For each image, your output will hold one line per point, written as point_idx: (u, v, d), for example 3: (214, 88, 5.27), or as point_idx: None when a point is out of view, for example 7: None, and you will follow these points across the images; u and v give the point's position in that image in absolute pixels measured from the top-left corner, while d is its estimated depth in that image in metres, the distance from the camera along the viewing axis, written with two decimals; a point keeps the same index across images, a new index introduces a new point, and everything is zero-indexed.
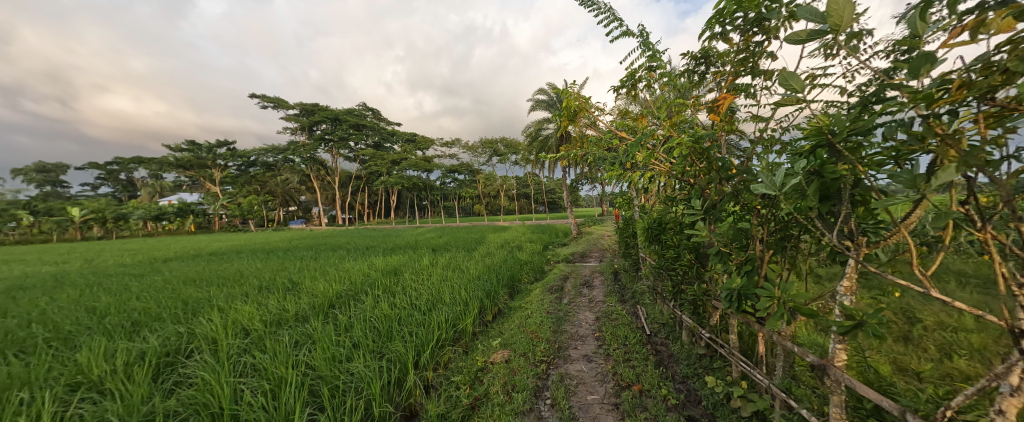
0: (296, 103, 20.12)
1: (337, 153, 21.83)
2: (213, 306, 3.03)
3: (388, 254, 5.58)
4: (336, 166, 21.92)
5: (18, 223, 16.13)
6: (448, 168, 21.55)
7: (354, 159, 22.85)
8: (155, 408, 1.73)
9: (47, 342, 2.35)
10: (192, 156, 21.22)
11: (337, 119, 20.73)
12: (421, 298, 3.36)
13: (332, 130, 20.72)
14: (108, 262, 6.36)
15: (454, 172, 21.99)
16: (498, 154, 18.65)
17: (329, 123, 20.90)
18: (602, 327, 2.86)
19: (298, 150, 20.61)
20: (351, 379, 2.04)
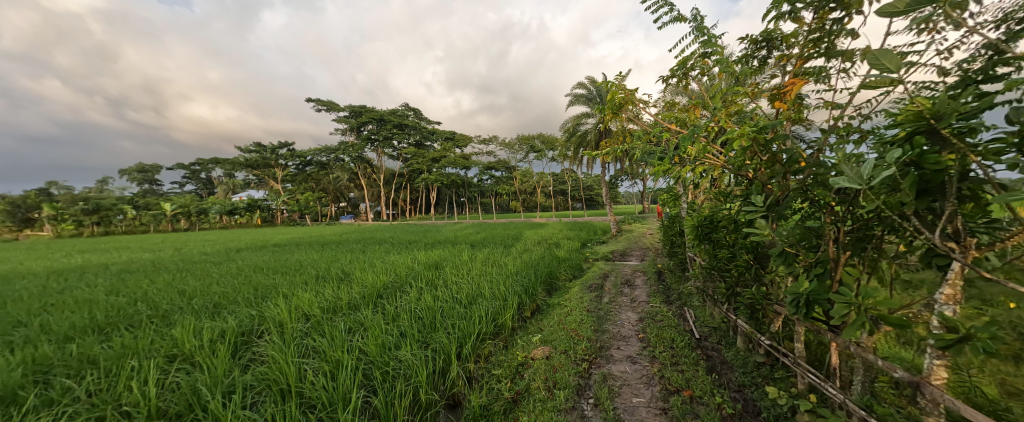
0: (346, 105, 21.41)
1: (382, 152, 22.93)
2: (279, 292, 3.32)
3: (430, 249, 5.78)
4: (381, 164, 23.04)
5: (122, 216, 18.66)
6: (486, 165, 21.87)
7: (397, 158, 23.90)
8: (235, 381, 1.93)
9: (150, 318, 2.72)
10: (258, 157, 23.32)
11: (382, 119, 21.74)
12: (463, 292, 3.46)
13: (378, 130, 21.80)
14: (192, 251, 7.19)
15: (491, 169, 22.25)
16: (535, 150, 18.63)
17: (375, 123, 21.97)
18: (646, 329, 2.77)
19: (347, 149, 21.94)
20: (400, 366, 2.14)
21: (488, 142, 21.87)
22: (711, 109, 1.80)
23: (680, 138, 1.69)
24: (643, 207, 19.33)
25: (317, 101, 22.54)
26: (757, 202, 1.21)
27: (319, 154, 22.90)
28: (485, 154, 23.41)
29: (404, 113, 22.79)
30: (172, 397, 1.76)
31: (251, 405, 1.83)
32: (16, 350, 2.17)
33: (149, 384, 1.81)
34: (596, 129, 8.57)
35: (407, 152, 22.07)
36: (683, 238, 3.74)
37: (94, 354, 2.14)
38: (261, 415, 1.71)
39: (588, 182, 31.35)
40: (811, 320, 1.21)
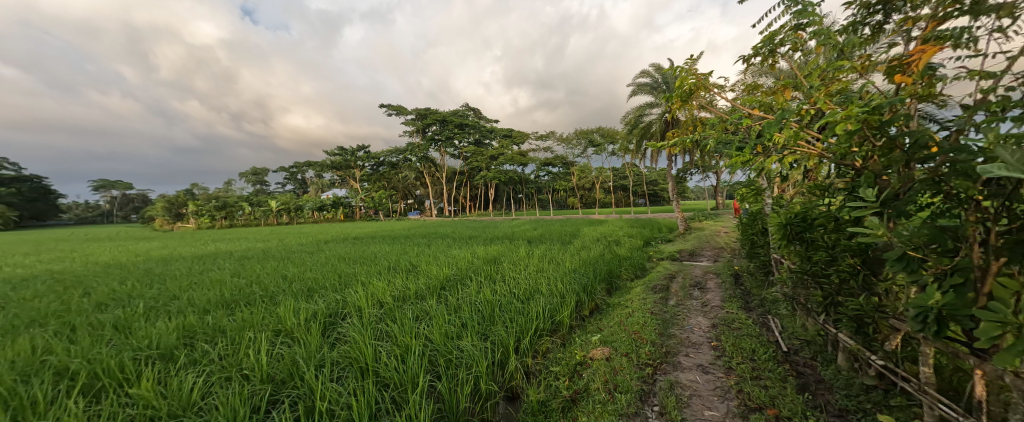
0: (412, 109, 22.89)
1: (444, 151, 24.07)
2: (358, 280, 3.68)
3: (490, 244, 5.95)
4: (444, 163, 24.20)
5: (240, 212, 22.29)
6: (543, 161, 21.82)
7: (458, 157, 24.90)
8: (324, 356, 2.18)
9: (260, 296, 3.19)
10: (339, 160, 26.01)
11: (444, 119, 22.77)
12: (521, 287, 3.51)
13: (440, 131, 22.95)
14: (290, 241, 8.29)
15: (548, 165, 22.11)
16: (594, 144, 18.10)
17: (438, 123, 23.05)
18: (720, 336, 2.55)
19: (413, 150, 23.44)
20: (462, 355, 2.25)
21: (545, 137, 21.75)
22: (807, 89, 1.60)
23: (765, 123, 1.53)
24: (716, 202, 17.68)
25: (387, 106, 24.42)
26: (867, 196, 1.05)
27: (388, 155, 24.72)
28: (542, 150, 23.34)
29: (464, 113, 23.64)
30: (278, 365, 2.05)
31: (337, 379, 2.05)
32: (170, 317, 2.71)
33: (260, 353, 2.13)
34: (661, 120, 8.05)
35: (467, 150, 22.88)
36: (766, 237, 3.36)
37: (222, 325, 2.58)
38: (344, 388, 1.91)
39: (652, 177, 29.63)
40: (945, 341, 1.01)
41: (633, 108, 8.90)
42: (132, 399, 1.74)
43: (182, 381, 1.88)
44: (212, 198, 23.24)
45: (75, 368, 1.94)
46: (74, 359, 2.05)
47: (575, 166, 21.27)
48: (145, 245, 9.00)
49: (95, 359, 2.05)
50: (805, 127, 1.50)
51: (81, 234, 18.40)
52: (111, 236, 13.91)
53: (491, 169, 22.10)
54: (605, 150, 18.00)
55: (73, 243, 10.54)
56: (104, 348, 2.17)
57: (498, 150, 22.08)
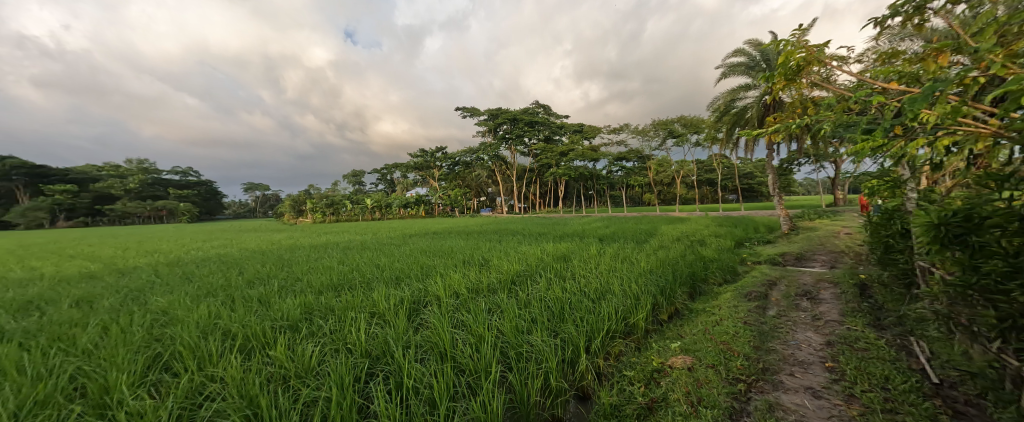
0: (486, 109, 23.81)
1: (515, 149, 24.55)
2: (436, 271, 3.99)
3: (559, 241, 5.93)
4: (515, 161, 24.70)
5: (342, 209, 25.76)
6: (616, 156, 20.82)
7: (529, 154, 25.21)
8: (410, 339, 2.42)
9: (357, 282, 3.67)
10: (421, 161, 28.32)
11: (516, 118, 23.20)
12: (592, 286, 3.44)
13: (511, 130, 23.45)
14: (380, 235, 9.33)
15: (623, 160, 21.01)
16: (675, 135, 16.69)
17: (509, 123, 23.58)
18: (837, 357, 2.16)
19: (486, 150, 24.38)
20: (532, 350, 2.29)
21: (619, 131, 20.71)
22: (977, 51, 1.26)
23: (908, 98, 1.28)
24: (834, 197, 14.77)
25: (463, 108, 25.87)
26: None
27: (464, 155, 26.10)
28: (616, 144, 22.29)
29: (535, 111, 23.79)
30: (373, 343, 2.35)
31: (420, 360, 2.25)
32: (294, 295, 3.28)
33: (359, 331, 2.46)
34: (759, 104, 7.07)
35: (538, 147, 22.99)
36: (907, 240, 2.72)
37: (330, 305, 3.04)
38: (427, 369, 2.10)
39: (746, 170, 26.21)
40: None
41: (723, 92, 7.97)
42: (270, 360, 2.16)
43: (304, 348, 2.27)
44: (324, 197, 27.30)
45: (234, 331, 2.49)
46: (234, 323, 2.63)
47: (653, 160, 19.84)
48: (274, 235, 11.04)
49: (246, 325, 2.60)
50: (970, 100, 1.20)
51: (231, 227, 23.22)
52: (253, 229, 17.33)
53: (563, 165, 21.81)
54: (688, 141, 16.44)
55: (226, 233, 13.43)
56: (252, 317, 2.74)
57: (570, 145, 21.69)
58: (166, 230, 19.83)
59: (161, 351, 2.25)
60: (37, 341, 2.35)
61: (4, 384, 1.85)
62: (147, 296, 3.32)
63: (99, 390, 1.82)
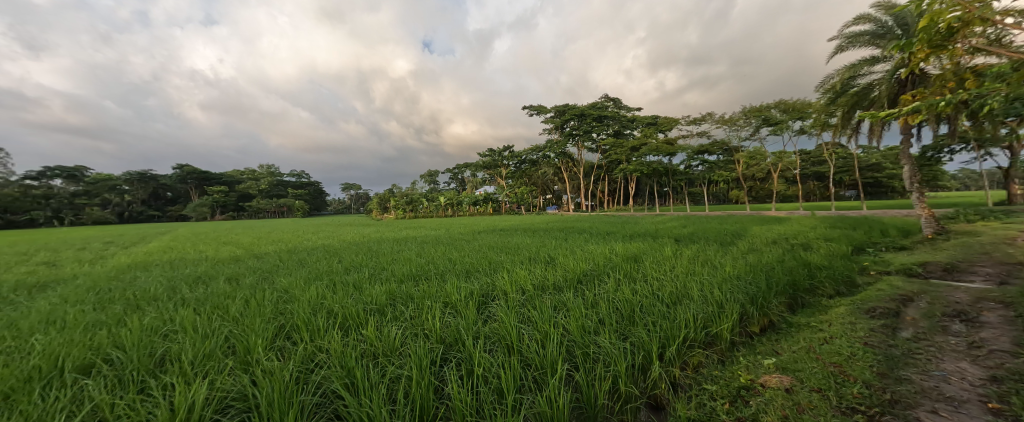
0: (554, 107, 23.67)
1: (583, 146, 24.00)
2: (504, 267, 4.13)
3: (629, 241, 5.66)
4: (584, 157, 24.14)
5: (420, 206, 28.03)
6: (695, 150, 18.99)
7: (598, 150, 24.46)
8: (480, 330, 2.57)
9: (433, 273, 3.99)
10: (492, 160, 29.35)
11: (583, 113, 22.65)
12: (665, 290, 3.23)
13: (578, 126, 22.95)
14: (452, 231, 9.96)
15: (703, 153, 19.05)
16: (771, 122, 14.57)
17: (576, 119, 23.17)
18: (1007, 398, 1.68)
19: (553, 147, 24.29)
20: (599, 352, 2.25)
21: (700, 121, 18.84)
22: None
23: None
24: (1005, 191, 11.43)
25: (531, 107, 26.21)
26: None
27: (532, 153, 26.33)
28: (697, 135, 20.33)
29: (604, 105, 23.01)
30: (447, 331, 2.55)
31: (489, 350, 2.38)
32: (381, 282, 3.70)
33: (435, 319, 2.69)
34: (889, 80, 5.81)
35: (608, 143, 22.14)
36: None
37: (410, 293, 3.37)
38: (495, 360, 2.21)
39: (870, 161, 21.75)
40: None
41: (837, 68, 6.71)
42: (363, 339, 2.49)
43: (390, 330, 2.57)
44: (406, 195, 30.04)
45: (336, 311, 2.93)
46: (335, 304, 3.09)
47: (743, 152, 17.62)
48: (364, 229, 12.52)
49: (344, 307, 3.02)
50: None
51: (331, 221, 26.91)
52: (347, 223, 19.92)
53: (635, 160, 20.59)
54: (787, 129, 14.25)
55: (326, 228, 15.67)
56: (350, 299, 3.19)
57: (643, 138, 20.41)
58: (285, 223, 23.85)
59: (285, 323, 2.76)
60: (205, 307, 3.05)
61: (185, 338, 2.44)
62: (272, 278, 4.06)
63: (243, 350, 2.30)
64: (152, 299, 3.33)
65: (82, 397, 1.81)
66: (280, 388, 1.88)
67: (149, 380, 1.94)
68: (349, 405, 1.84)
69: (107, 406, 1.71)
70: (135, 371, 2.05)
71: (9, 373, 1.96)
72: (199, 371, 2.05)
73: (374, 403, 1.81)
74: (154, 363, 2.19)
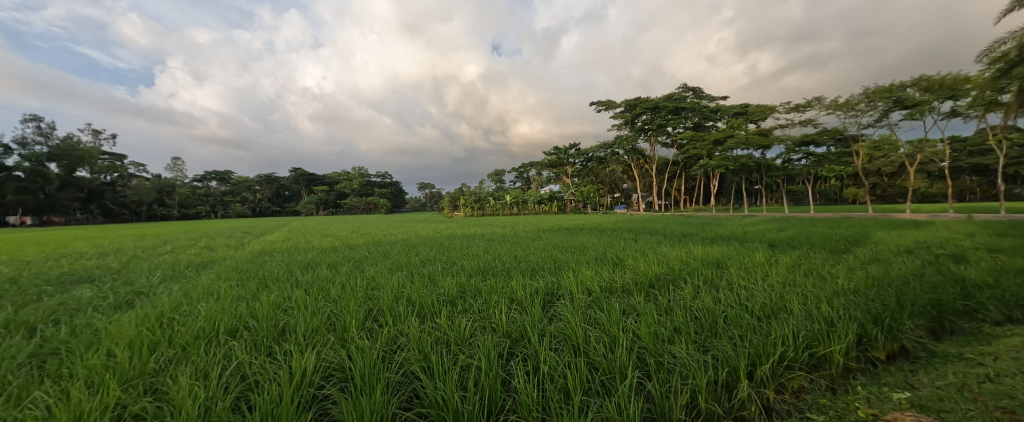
0: (624, 101, 22.61)
1: (656, 141, 22.51)
2: (569, 266, 4.07)
3: (711, 244, 5.13)
4: (657, 153, 22.58)
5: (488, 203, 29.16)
6: (797, 142, 16.24)
7: (674, 145, 22.71)
8: (546, 329, 2.59)
9: (500, 269, 4.11)
10: (558, 159, 29.14)
11: (657, 106, 21.06)
12: (756, 301, 2.87)
13: (651, 120, 21.52)
14: (518, 228, 10.17)
15: (809, 144, 16.25)
16: (903, 104, 11.88)
17: (649, 113, 21.76)
18: None
19: (622, 143, 23.23)
20: (675, 363, 2.09)
21: (805, 107, 16.05)
22: None
23: None
24: None
25: (600, 103, 25.42)
26: None
27: (598, 150, 25.36)
28: (800, 124, 17.39)
29: (682, 96, 21.21)
30: (513, 327, 2.63)
31: (554, 349, 2.38)
32: (453, 275, 3.94)
33: (502, 314, 2.80)
34: None
35: (683, 137, 20.40)
36: None
37: (478, 287, 3.53)
38: (561, 360, 2.21)
39: None
40: None
41: (1010, 30, 5.14)
42: (437, 327, 2.69)
43: (460, 321, 2.73)
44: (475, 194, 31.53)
45: (414, 299, 3.21)
46: (413, 294, 3.38)
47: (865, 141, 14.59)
48: (438, 225, 13.47)
49: (420, 296, 3.30)
50: None
51: (412, 217, 29.51)
52: (425, 220, 21.63)
53: (718, 155, 18.41)
54: (930, 111, 11.33)
55: (407, 223, 17.25)
56: (425, 290, 3.46)
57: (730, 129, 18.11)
58: (371, 219, 26.74)
59: (372, 307, 3.12)
60: (312, 289, 3.61)
61: (299, 314, 2.93)
62: (362, 266, 4.61)
63: (341, 328, 2.67)
64: (275, 279, 4.06)
65: (229, 354, 2.28)
66: (369, 363, 2.14)
67: (274, 346, 2.37)
68: (426, 387, 2.00)
69: (246, 364, 2.13)
70: (265, 337, 2.53)
71: (186, 330, 2.57)
72: (308, 343, 2.44)
73: (447, 387, 1.94)
74: (278, 332, 2.67)
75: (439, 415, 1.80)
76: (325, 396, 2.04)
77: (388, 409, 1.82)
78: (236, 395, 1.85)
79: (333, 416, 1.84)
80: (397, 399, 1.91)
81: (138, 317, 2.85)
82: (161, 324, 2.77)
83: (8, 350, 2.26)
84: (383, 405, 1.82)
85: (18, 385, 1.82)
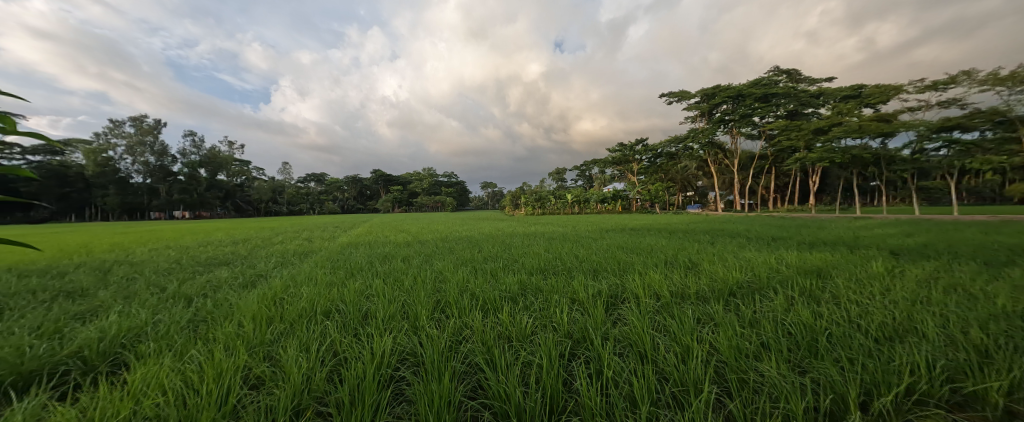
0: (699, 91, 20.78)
1: (738, 133, 20.22)
2: (635, 269, 3.85)
3: (809, 250, 4.42)
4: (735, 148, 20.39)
5: (550, 202, 29.10)
6: (933, 128, 13.21)
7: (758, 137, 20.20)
8: (609, 333, 2.49)
9: (561, 269, 4.06)
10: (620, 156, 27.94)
11: (740, 94, 18.88)
12: (872, 319, 2.40)
13: (733, 110, 19.37)
14: (579, 228, 9.95)
15: (952, 130, 13.05)
16: None
17: (730, 102, 19.65)
18: None
19: (697, 137, 21.37)
20: (762, 381, 1.86)
21: (947, 85, 12.91)
22: None
23: None
24: None
25: (670, 95, 23.64)
26: None
27: (667, 145, 23.65)
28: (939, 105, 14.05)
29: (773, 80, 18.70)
30: (574, 328, 2.58)
31: (619, 354, 2.28)
32: (514, 273, 3.99)
33: (563, 314, 2.77)
34: None
35: (773, 127, 17.98)
36: None
37: (538, 286, 3.53)
38: (627, 366, 2.10)
39: None
40: None
41: None
42: (499, 322, 2.77)
43: (522, 318, 2.76)
44: (535, 192, 31.76)
45: (478, 294, 3.34)
46: (476, 288, 3.53)
47: None
48: (502, 223, 13.84)
49: (484, 291, 3.43)
50: None
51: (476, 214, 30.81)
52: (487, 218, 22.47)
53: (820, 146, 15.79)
54: None
55: (474, 220, 18.04)
56: (488, 286, 3.58)
57: (835, 114, 15.34)
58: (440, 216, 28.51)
59: (439, 299, 3.32)
60: (389, 279, 3.99)
61: (378, 301, 3.25)
62: (431, 260, 4.94)
63: (414, 316, 2.90)
64: (358, 269, 4.57)
65: (324, 331, 2.63)
66: (438, 352, 2.28)
67: (359, 328, 2.67)
68: (489, 378, 2.06)
69: (337, 342, 2.43)
70: (351, 319, 2.86)
71: (293, 308, 3.04)
72: (386, 328, 2.69)
73: (509, 382, 1.98)
74: (361, 316, 3.00)
75: (502, 408, 1.85)
76: (400, 377, 2.22)
77: (455, 396, 1.92)
78: (330, 367, 2.11)
79: (407, 397, 2.00)
80: (463, 387, 2.01)
81: (258, 296, 3.45)
82: (275, 302, 3.31)
83: (175, 315, 2.91)
84: (450, 392, 1.92)
85: (182, 343, 2.33)
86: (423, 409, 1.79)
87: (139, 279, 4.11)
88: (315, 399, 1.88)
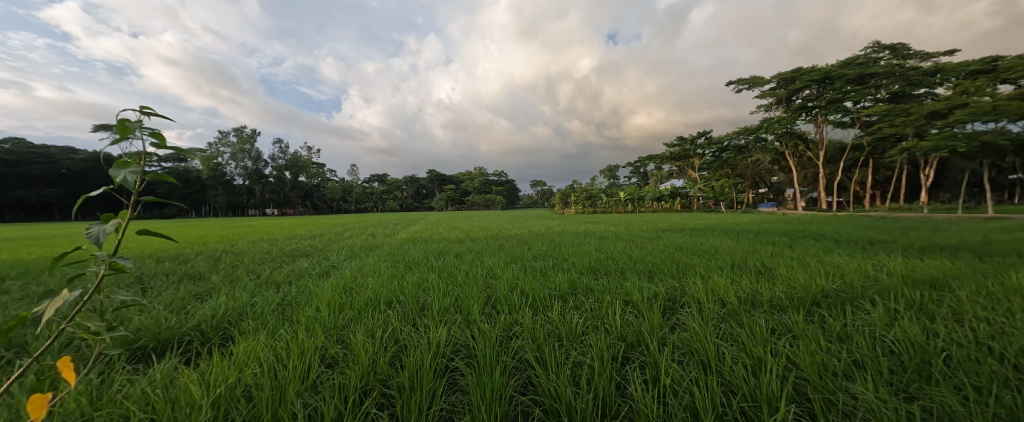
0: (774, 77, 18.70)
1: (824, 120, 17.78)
2: (697, 272, 3.56)
3: (920, 256, 3.70)
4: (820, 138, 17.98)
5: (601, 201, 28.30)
6: None
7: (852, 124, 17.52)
8: (667, 338, 2.35)
9: (613, 269, 3.91)
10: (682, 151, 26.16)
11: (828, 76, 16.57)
12: (1011, 342, 1.94)
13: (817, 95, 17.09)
14: (632, 227, 9.51)
15: None
16: None
17: (816, 85, 17.34)
18: None
19: (773, 126, 19.22)
20: (856, 403, 1.61)
21: None
22: None
23: None
24: None
25: (741, 81, 21.53)
26: None
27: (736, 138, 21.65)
28: None
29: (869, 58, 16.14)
30: (628, 330, 2.47)
31: (678, 361, 2.13)
32: (565, 272, 3.93)
33: (616, 315, 2.66)
34: None
35: (872, 112, 15.48)
36: None
37: (590, 286, 3.43)
38: (687, 374, 1.96)
39: None
40: None
41: None
42: (549, 320, 2.75)
43: (573, 318, 2.71)
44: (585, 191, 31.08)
45: (528, 292, 3.35)
46: (526, 286, 3.54)
47: None
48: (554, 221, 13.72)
49: (534, 289, 3.43)
50: None
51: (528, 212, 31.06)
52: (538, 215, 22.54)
53: (936, 133, 13.20)
54: None
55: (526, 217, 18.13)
56: (537, 284, 3.57)
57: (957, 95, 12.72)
58: (491, 214, 29.33)
59: (490, 295, 3.39)
60: (443, 274, 4.17)
61: (434, 294, 3.42)
62: (482, 257, 5.07)
63: (466, 311, 3.00)
64: (415, 263, 4.85)
65: (386, 320, 2.83)
66: (489, 346, 2.33)
67: (417, 319, 2.83)
68: (539, 376, 2.06)
69: (398, 330, 2.60)
70: (409, 310, 3.04)
71: (360, 298, 3.32)
72: (440, 320, 2.82)
73: (559, 380, 1.96)
74: (419, 307, 3.17)
75: (552, 406, 1.84)
76: (454, 367, 2.32)
77: (506, 390, 1.95)
78: (391, 353, 2.28)
79: (460, 386, 2.08)
80: (514, 383, 2.03)
81: (332, 285, 3.84)
82: (345, 290, 3.66)
83: (267, 298, 3.36)
84: (501, 386, 1.96)
85: (273, 322, 2.68)
86: (475, 400, 1.85)
87: (241, 266, 4.84)
88: (379, 381, 2.04)
